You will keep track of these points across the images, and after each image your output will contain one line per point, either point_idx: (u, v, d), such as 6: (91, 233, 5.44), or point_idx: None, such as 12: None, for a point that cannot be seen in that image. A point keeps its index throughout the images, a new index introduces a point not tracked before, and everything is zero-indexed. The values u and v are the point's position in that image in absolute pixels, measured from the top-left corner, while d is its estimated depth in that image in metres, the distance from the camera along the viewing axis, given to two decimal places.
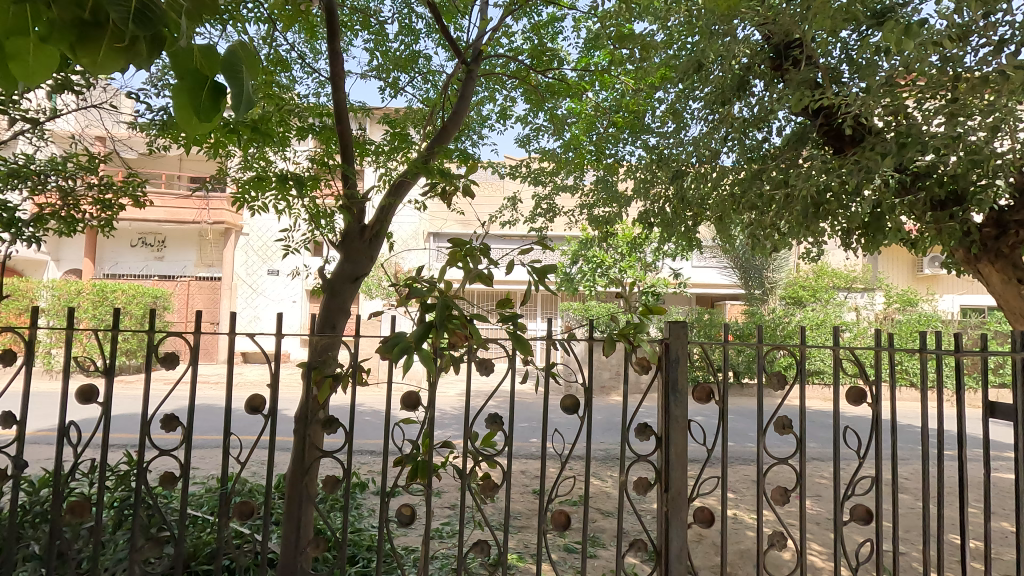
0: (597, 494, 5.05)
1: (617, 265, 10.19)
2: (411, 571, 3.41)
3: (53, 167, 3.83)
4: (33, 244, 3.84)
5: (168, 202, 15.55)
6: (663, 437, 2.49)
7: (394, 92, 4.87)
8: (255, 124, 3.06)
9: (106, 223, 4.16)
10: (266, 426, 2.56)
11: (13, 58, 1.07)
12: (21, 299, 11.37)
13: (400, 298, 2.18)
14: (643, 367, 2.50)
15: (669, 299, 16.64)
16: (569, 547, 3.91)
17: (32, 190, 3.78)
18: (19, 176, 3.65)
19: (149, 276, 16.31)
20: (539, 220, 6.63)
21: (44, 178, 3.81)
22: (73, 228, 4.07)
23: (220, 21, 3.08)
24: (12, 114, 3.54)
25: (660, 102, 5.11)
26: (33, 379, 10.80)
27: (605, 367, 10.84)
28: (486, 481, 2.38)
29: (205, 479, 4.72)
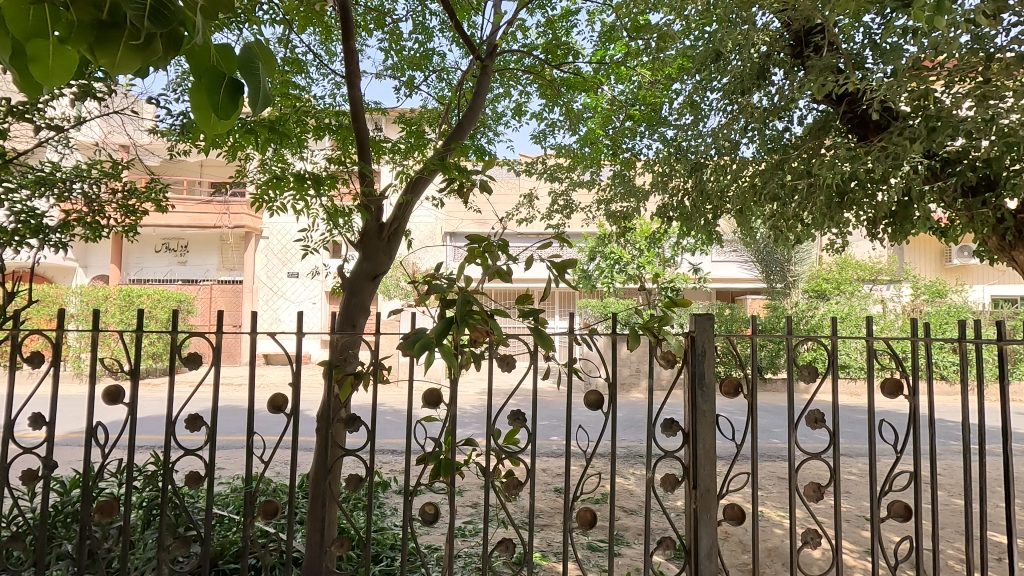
0: (621, 491, 5.00)
1: (636, 260, 10.09)
2: (435, 569, 3.41)
3: (79, 174, 3.88)
4: (60, 250, 3.90)
5: (190, 207, 15.82)
6: (691, 433, 2.43)
7: (409, 91, 4.88)
8: (272, 124, 3.05)
9: (130, 228, 4.22)
10: (289, 426, 2.54)
11: (34, 62, 1.05)
12: (51, 304, 11.71)
13: (419, 295, 2.15)
14: (669, 362, 2.44)
15: (689, 294, 16.50)
16: (594, 545, 3.88)
17: (58, 197, 3.83)
18: (46, 183, 3.69)
19: (174, 281, 16.64)
20: (556, 217, 6.58)
21: (70, 186, 3.86)
22: (98, 232, 4.13)
23: (237, 24, 3.09)
24: (37, 122, 3.60)
25: (678, 93, 5.01)
26: (63, 382, 11.10)
27: (626, 363, 10.78)
28: (509, 479, 2.33)
29: (231, 479, 4.78)
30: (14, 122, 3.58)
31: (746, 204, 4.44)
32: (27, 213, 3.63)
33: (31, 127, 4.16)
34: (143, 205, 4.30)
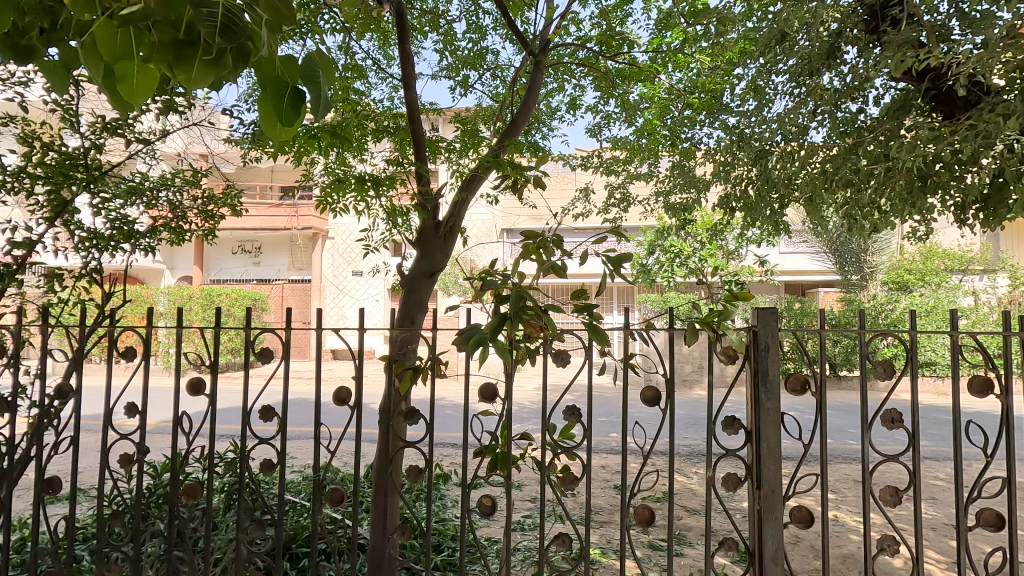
0: (682, 490, 4.89)
1: (698, 254, 9.78)
2: (494, 561, 3.47)
3: (164, 183, 4.20)
4: (150, 253, 4.25)
5: (263, 211, 16.74)
6: (754, 431, 2.34)
7: (464, 90, 4.95)
8: (334, 129, 3.17)
9: (209, 232, 4.54)
10: (353, 418, 2.64)
11: (120, 81, 1.15)
12: (143, 303, 12.76)
13: (474, 292, 2.18)
14: (730, 358, 2.36)
15: (755, 288, 15.84)
16: (654, 544, 3.82)
17: (147, 205, 4.17)
18: (135, 193, 4.02)
19: (249, 281, 17.70)
20: (613, 211, 6.49)
21: (157, 194, 4.18)
22: (181, 236, 4.45)
23: (301, 34, 3.23)
24: (129, 136, 3.92)
25: (740, 78, 4.81)
26: (154, 375, 12.07)
27: (687, 359, 10.49)
28: (566, 474, 2.33)
29: (302, 468, 5.05)
30: (109, 138, 3.93)
31: (815, 192, 4.20)
32: (122, 220, 3.97)
33: (123, 141, 4.54)
34: (220, 210, 4.61)
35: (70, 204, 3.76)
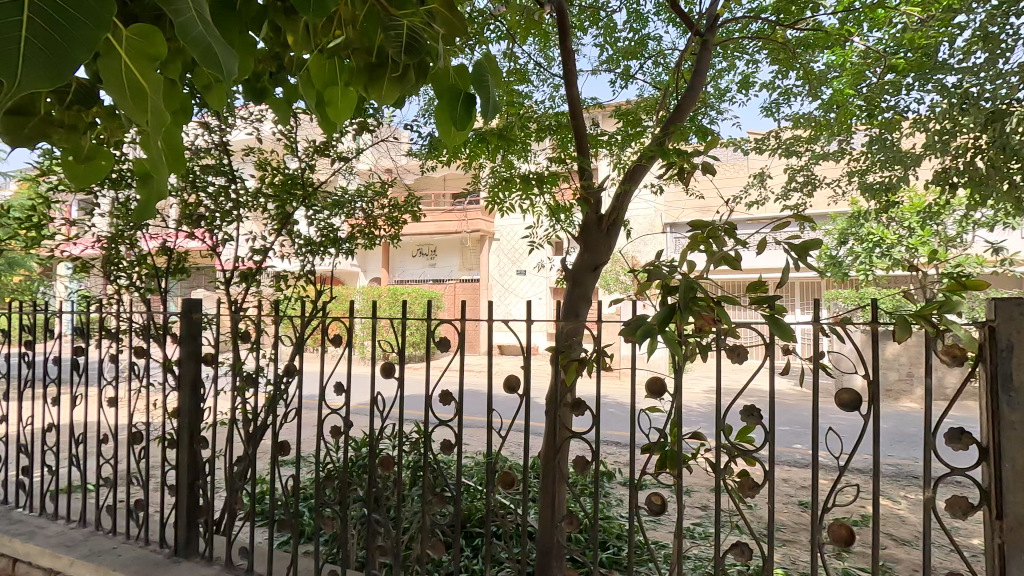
0: (887, 516, 4.22)
1: (904, 241, 8.36)
2: (663, 565, 3.35)
3: (359, 195, 4.80)
4: (349, 256, 4.90)
5: (438, 216, 18.30)
6: (991, 449, 1.92)
7: (626, 81, 4.86)
8: (501, 132, 3.33)
9: (395, 237, 5.08)
10: (522, 407, 2.74)
11: (328, 107, 1.35)
12: (344, 301, 14.78)
13: (641, 283, 2.12)
14: (955, 359, 1.97)
15: (985, 281, 13.04)
16: (851, 572, 3.36)
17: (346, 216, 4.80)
18: (339, 204, 4.67)
19: (427, 281, 19.48)
20: (794, 196, 5.86)
21: (354, 205, 4.81)
22: (373, 240, 5.06)
23: (470, 46, 3.45)
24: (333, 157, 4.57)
25: (964, 27, 3.99)
26: (353, 363, 13.91)
27: (891, 365, 9.04)
28: (744, 480, 2.15)
29: (475, 454, 5.41)
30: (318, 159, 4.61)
31: None
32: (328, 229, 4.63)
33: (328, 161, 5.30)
34: (404, 217, 5.13)
35: (290, 216, 4.46)
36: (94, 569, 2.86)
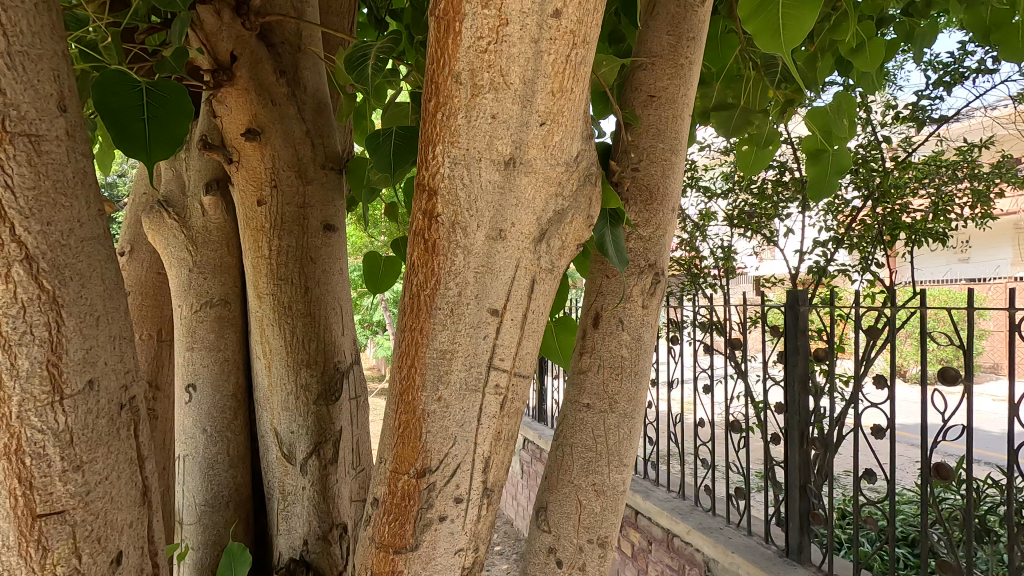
0: None
1: None
2: None
3: (937, 161, 3.50)
4: (914, 244, 3.61)
5: None
6: None
7: None
8: None
9: (984, 216, 3.59)
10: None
11: None
12: None
13: None
14: None
15: None
16: None
17: (917, 191, 3.51)
18: (899, 183, 3.48)
19: None
20: None
21: (930, 180, 3.48)
22: (947, 226, 3.61)
23: None
24: (901, 124, 3.61)
25: None
26: None
27: None
28: None
29: None
30: (879, 126, 3.66)
31: None
32: (889, 212, 3.53)
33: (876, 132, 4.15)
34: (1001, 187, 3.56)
35: (838, 194, 3.72)
36: (710, 544, 2.80)
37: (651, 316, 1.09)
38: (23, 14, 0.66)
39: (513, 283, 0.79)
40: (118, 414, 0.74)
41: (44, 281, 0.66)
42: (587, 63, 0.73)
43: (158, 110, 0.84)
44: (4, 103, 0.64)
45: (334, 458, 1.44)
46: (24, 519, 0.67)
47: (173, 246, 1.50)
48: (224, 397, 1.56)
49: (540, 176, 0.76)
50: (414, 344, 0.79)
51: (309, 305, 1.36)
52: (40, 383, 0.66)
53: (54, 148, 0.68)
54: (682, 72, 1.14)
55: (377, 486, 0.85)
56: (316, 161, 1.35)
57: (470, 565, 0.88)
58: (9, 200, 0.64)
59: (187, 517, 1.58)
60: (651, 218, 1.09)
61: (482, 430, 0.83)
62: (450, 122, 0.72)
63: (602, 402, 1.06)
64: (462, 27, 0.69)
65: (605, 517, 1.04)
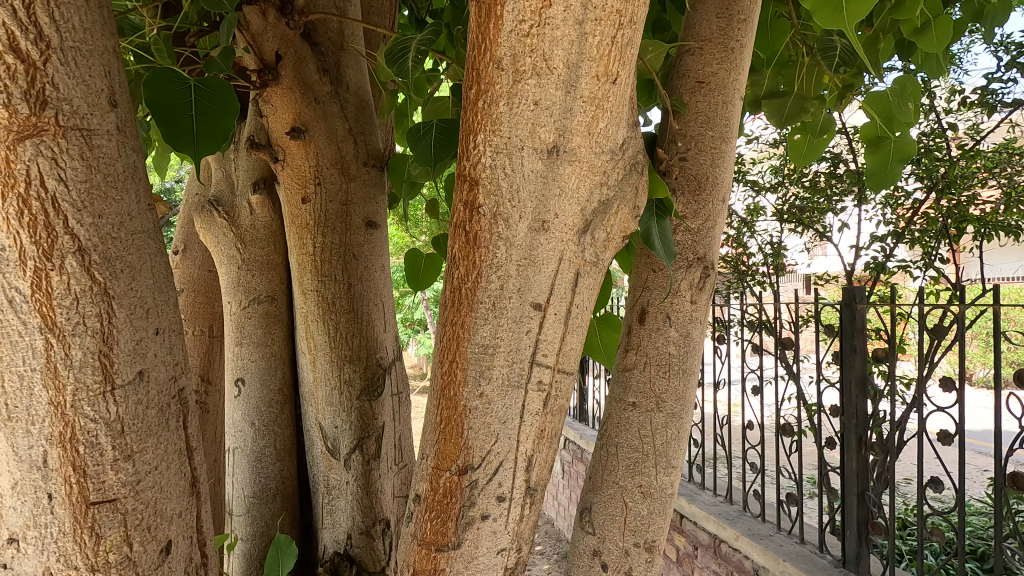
0: None
1: None
2: None
3: (1010, 148, 3.24)
4: (984, 237, 3.36)
5: None
6: None
7: None
8: None
9: None
10: None
11: None
12: None
13: None
14: None
15: None
16: None
17: (988, 181, 3.26)
18: (967, 173, 3.25)
19: None
20: None
21: (1003, 169, 3.23)
22: None
23: None
24: (970, 108, 3.36)
25: None
26: None
27: None
28: None
29: None
30: (945, 112, 3.42)
31: None
32: (956, 204, 3.29)
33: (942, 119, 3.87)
34: None
35: (897, 186, 3.51)
36: (760, 551, 2.69)
37: (700, 312, 1.04)
38: (74, 10, 0.68)
39: (557, 276, 0.77)
40: (168, 405, 0.76)
41: (96, 272, 0.68)
42: (633, 45, 0.70)
43: (206, 108, 0.86)
44: (58, 98, 0.66)
45: (376, 454, 1.45)
46: (79, 506, 0.68)
47: (223, 244, 1.54)
48: (271, 391, 1.60)
49: (585, 166, 0.73)
50: (455, 338, 0.77)
51: (352, 302, 1.38)
52: (93, 372, 0.68)
53: (105, 142, 0.70)
54: (733, 56, 1.08)
55: (419, 483, 0.84)
56: (358, 159, 1.36)
57: (512, 566, 0.86)
58: (62, 192, 0.66)
59: (237, 508, 1.63)
60: (699, 209, 1.04)
61: (525, 427, 0.81)
62: (492, 109, 0.70)
63: (649, 401, 1.02)
64: (503, 10, 0.67)
65: (652, 521, 1.00)
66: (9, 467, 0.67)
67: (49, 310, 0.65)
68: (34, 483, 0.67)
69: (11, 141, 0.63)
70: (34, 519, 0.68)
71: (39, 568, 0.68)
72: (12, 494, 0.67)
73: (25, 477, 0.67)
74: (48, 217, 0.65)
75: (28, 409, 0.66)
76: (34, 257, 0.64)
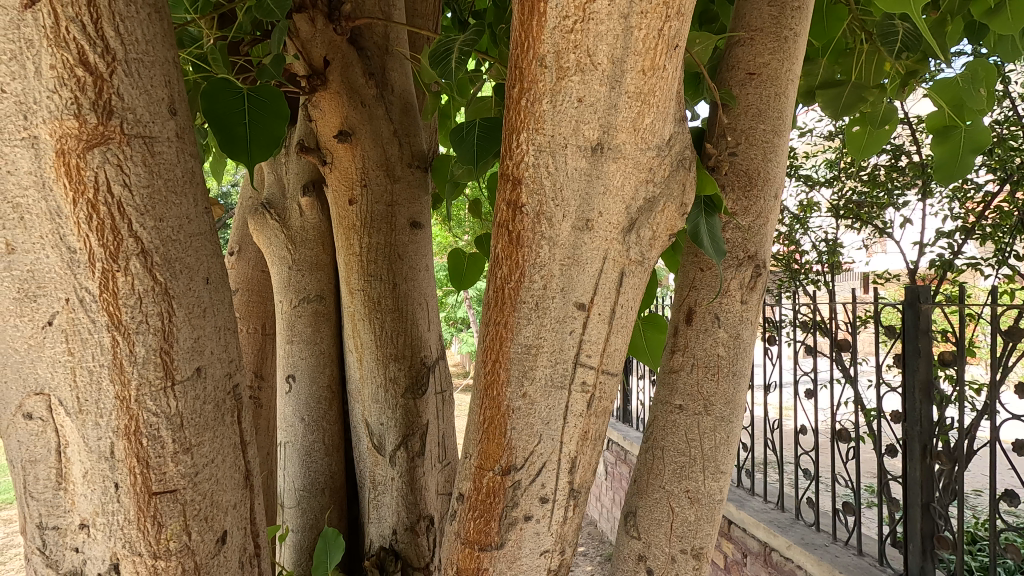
0: None
1: None
2: None
3: None
4: None
5: None
6: None
7: None
8: None
9: None
10: None
11: None
12: None
13: None
14: None
15: None
16: None
17: None
18: None
19: None
20: None
21: None
22: None
23: None
24: None
25: None
26: None
27: None
28: None
29: None
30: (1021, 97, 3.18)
31: None
32: None
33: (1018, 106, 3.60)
34: None
35: (966, 178, 3.29)
36: (814, 562, 2.57)
37: (750, 313, 1.00)
38: (137, 23, 0.71)
39: (601, 275, 0.75)
40: (224, 400, 0.79)
41: (157, 273, 0.71)
42: (681, 38, 0.68)
43: (259, 114, 0.89)
44: (122, 107, 0.69)
45: (421, 451, 1.47)
46: (143, 495, 0.72)
47: (275, 245, 1.60)
48: (320, 387, 1.65)
49: (630, 163, 0.71)
50: (498, 338, 0.77)
51: (396, 301, 1.40)
52: (155, 368, 0.71)
53: (166, 149, 0.73)
54: (786, 45, 1.04)
55: (462, 481, 0.84)
56: (403, 160, 1.37)
57: (556, 568, 0.85)
58: (126, 198, 0.69)
59: (288, 500, 1.69)
60: (750, 206, 1.00)
61: (569, 429, 0.80)
62: (535, 108, 0.69)
63: (697, 404, 0.99)
64: (546, 7, 0.66)
65: (700, 527, 0.97)
66: (79, 457, 0.71)
67: (116, 309, 0.69)
68: (103, 472, 0.71)
69: (81, 149, 0.66)
70: (102, 507, 0.72)
71: (108, 553, 0.72)
72: (83, 482, 0.71)
73: (94, 467, 0.71)
74: (114, 221, 0.68)
75: (96, 402, 0.70)
76: (102, 258, 0.68)
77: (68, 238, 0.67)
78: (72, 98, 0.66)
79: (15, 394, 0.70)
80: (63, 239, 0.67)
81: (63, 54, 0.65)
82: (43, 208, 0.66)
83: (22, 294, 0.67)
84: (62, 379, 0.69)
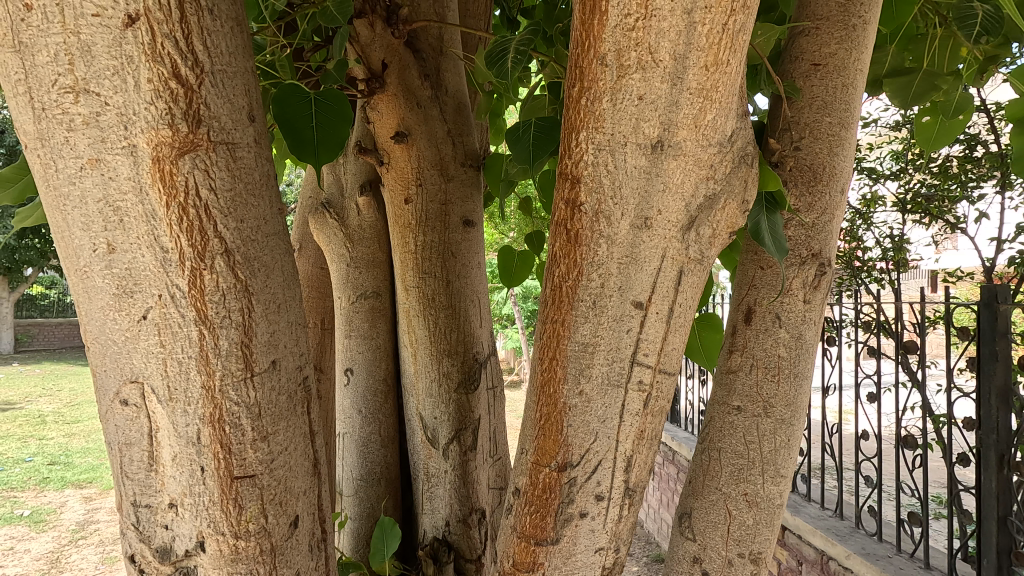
0: None
1: None
2: None
3: None
4: None
5: None
6: None
7: None
8: None
9: None
10: None
11: None
12: None
13: None
14: None
15: None
16: None
17: None
18: None
19: None
20: None
21: None
22: None
23: None
24: None
25: None
26: None
27: None
28: None
29: None
30: None
31: None
32: None
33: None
34: None
35: None
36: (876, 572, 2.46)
37: (814, 313, 0.97)
38: (222, 36, 0.76)
39: (659, 273, 0.75)
40: (295, 391, 0.83)
41: (239, 272, 0.76)
42: (745, 31, 0.66)
43: (325, 119, 0.92)
44: (209, 116, 0.74)
45: (473, 445, 1.50)
46: (225, 479, 0.77)
47: (334, 242, 1.66)
48: (376, 380, 1.70)
49: (691, 159, 0.70)
50: (556, 336, 0.78)
51: (449, 297, 1.43)
52: (236, 361, 0.76)
53: (246, 154, 0.78)
54: (855, 34, 0.99)
55: (519, 477, 0.86)
56: (456, 160, 1.40)
57: (610, 565, 0.85)
58: (213, 201, 0.74)
59: (346, 488, 1.75)
60: (814, 201, 0.97)
61: (625, 427, 0.80)
62: (595, 106, 0.70)
63: (755, 406, 0.97)
64: (608, 6, 0.66)
65: (759, 531, 0.95)
66: (170, 441, 0.76)
67: (202, 304, 0.74)
68: (191, 456, 0.76)
69: (175, 156, 0.71)
70: (190, 488, 0.77)
71: (194, 531, 0.78)
72: (172, 464, 0.77)
73: (182, 451, 0.76)
74: (202, 223, 0.73)
75: (185, 391, 0.75)
76: (191, 257, 0.73)
77: (162, 238, 0.72)
78: (166, 108, 0.70)
79: (113, 382, 0.76)
80: (157, 239, 0.71)
81: (158, 68, 0.70)
82: (140, 211, 0.71)
83: (120, 290, 0.72)
84: (155, 368, 0.74)
